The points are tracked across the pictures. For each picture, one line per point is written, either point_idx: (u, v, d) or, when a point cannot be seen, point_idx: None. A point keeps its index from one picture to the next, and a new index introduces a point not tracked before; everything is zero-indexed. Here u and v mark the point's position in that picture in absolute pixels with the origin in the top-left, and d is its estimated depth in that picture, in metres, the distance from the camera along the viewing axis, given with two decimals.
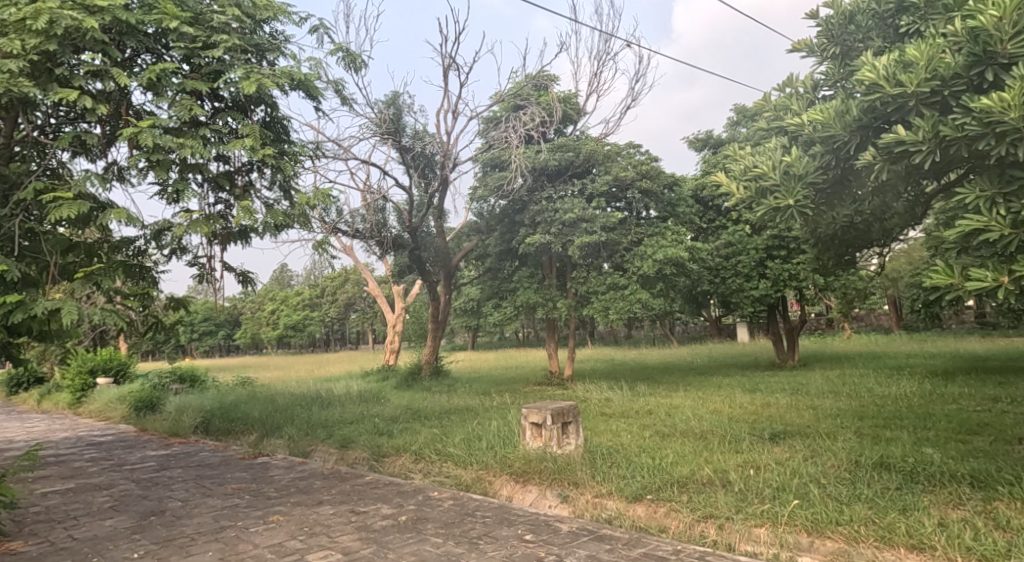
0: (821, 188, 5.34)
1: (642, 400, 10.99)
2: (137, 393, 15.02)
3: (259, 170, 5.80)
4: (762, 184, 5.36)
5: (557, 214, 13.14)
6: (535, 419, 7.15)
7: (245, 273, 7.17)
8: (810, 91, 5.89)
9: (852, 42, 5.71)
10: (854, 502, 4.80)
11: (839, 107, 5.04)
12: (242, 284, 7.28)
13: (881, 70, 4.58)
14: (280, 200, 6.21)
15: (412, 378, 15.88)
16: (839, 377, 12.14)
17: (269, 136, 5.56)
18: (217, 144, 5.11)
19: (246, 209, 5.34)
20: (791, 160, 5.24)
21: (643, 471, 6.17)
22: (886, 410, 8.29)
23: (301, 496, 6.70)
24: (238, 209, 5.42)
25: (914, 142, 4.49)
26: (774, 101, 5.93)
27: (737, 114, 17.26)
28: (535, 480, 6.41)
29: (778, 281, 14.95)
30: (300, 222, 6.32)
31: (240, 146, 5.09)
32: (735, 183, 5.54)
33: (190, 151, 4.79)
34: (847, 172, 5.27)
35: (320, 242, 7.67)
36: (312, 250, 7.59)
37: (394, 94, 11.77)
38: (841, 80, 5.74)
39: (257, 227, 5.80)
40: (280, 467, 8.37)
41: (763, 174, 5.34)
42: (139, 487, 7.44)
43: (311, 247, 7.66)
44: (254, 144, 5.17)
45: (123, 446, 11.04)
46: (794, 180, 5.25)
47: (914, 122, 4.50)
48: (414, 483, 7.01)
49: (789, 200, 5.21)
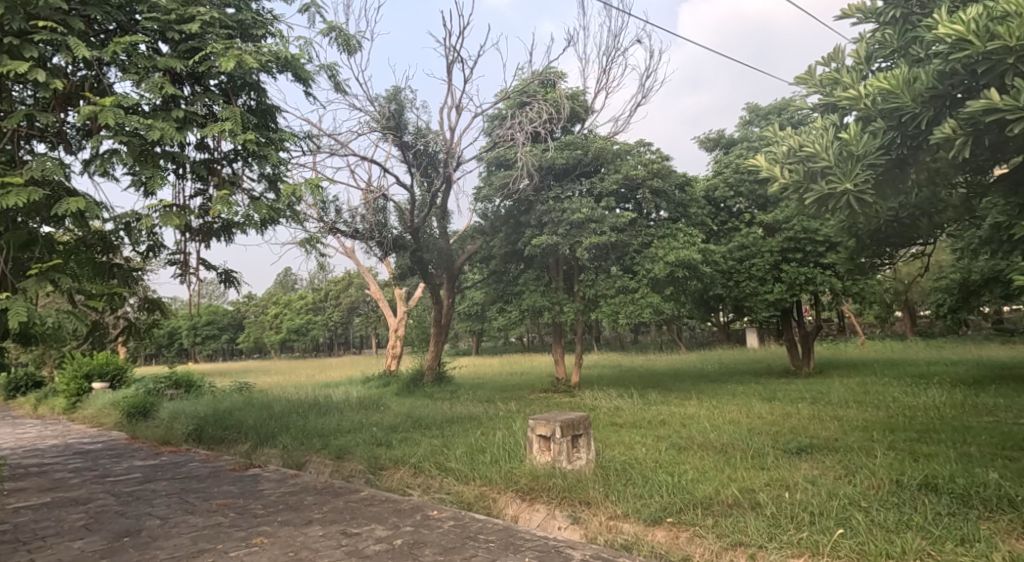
0: (877, 170, 4.89)
1: (655, 409, 10.46)
2: (131, 398, 14.57)
3: (242, 160, 5.31)
4: (813, 165, 5.10)
5: (565, 215, 12.60)
6: (543, 432, 6.64)
7: (231, 272, 6.70)
8: (862, 62, 5.53)
9: (913, 6, 5.35)
10: (904, 531, 4.30)
11: (906, 75, 4.66)
12: (224, 284, 6.77)
13: (972, 22, 4.19)
14: (266, 191, 5.72)
15: (414, 385, 15.36)
16: (861, 385, 11.57)
17: (252, 122, 5.07)
18: (194, 127, 4.62)
19: (225, 201, 4.83)
20: (849, 139, 4.90)
21: (662, 490, 5.67)
22: (918, 423, 7.73)
23: (290, 514, 6.20)
24: (217, 202, 4.92)
25: (1012, 109, 4.06)
26: (820, 75, 5.54)
27: (749, 113, 16.75)
28: (542, 499, 5.91)
29: (794, 285, 14.18)
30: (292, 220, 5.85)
31: (219, 131, 4.58)
32: (779, 166, 5.34)
33: (160, 135, 4.28)
34: (915, 150, 4.88)
35: (309, 240, 7.15)
36: (301, 250, 7.10)
37: (395, 89, 11.32)
38: (899, 51, 5.40)
39: (240, 222, 5.32)
40: (271, 480, 7.85)
41: (813, 154, 5.10)
42: (118, 501, 6.94)
43: (300, 247, 7.14)
44: (235, 129, 4.65)
45: (111, 455, 10.55)
46: (851, 160, 4.94)
47: (1013, 85, 4.07)
48: (413, 500, 6.49)
49: (846, 183, 4.89)
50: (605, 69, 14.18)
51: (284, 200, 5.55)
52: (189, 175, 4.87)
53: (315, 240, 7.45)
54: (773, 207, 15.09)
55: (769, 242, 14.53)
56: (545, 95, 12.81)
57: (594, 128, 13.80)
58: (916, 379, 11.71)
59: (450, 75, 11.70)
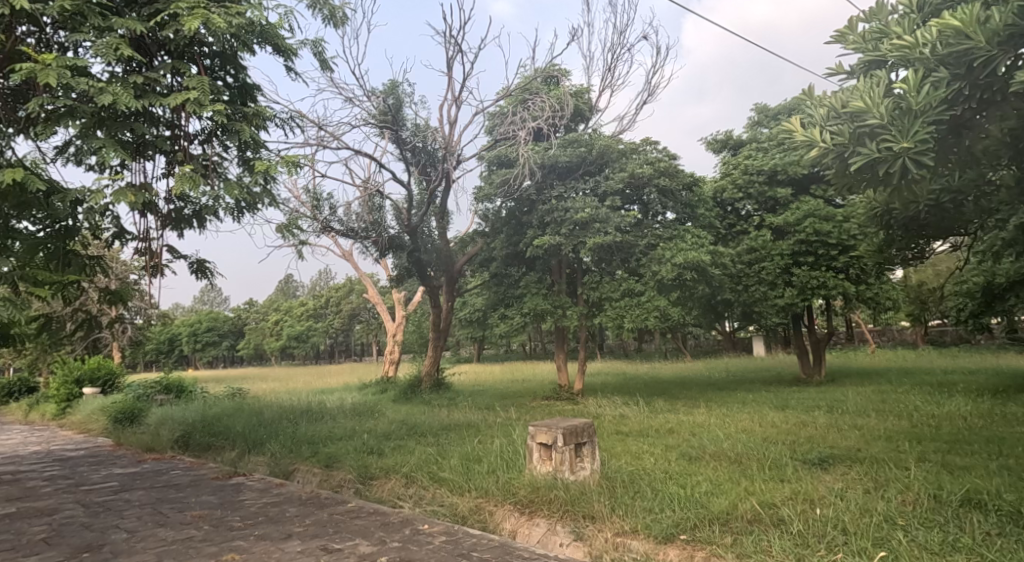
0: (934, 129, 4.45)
1: (662, 417, 9.94)
2: (119, 404, 14.11)
3: (214, 138, 4.93)
4: (863, 122, 4.68)
5: (568, 214, 12.16)
6: (543, 440, 6.15)
7: (202, 262, 6.37)
8: (913, 12, 5.23)
9: None
10: (951, 555, 3.85)
11: (977, 14, 4.35)
12: (197, 275, 6.42)
13: None
14: (242, 174, 5.31)
15: (411, 392, 14.86)
16: (878, 394, 11.04)
17: (223, 92, 4.68)
18: (154, 95, 4.29)
19: (194, 182, 4.50)
20: (909, 86, 4.54)
21: (673, 504, 5.16)
22: (945, 433, 7.22)
23: (268, 527, 5.71)
24: (180, 180, 4.50)
25: None
26: (864, 30, 5.26)
27: (758, 114, 16.27)
28: (542, 513, 5.40)
29: (805, 290, 13.69)
30: (273, 204, 5.46)
31: (181, 98, 4.21)
32: (820, 130, 4.96)
33: (111, 100, 3.95)
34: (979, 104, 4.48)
35: (289, 226, 6.72)
36: (280, 237, 6.65)
37: (393, 83, 10.87)
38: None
39: (211, 206, 4.90)
40: (254, 490, 7.36)
41: (864, 108, 4.67)
42: (85, 513, 6.47)
43: (280, 233, 6.69)
44: (201, 97, 4.27)
45: (91, 462, 10.06)
46: (908, 116, 4.56)
47: None
48: (402, 513, 5.98)
49: (903, 143, 4.49)
50: (610, 66, 13.79)
51: (258, 181, 5.17)
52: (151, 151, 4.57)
53: (295, 227, 7.01)
54: (783, 209, 14.64)
55: (779, 244, 14.05)
56: (549, 93, 12.34)
57: (599, 126, 13.38)
58: (935, 387, 11.19)
59: (450, 69, 11.24)
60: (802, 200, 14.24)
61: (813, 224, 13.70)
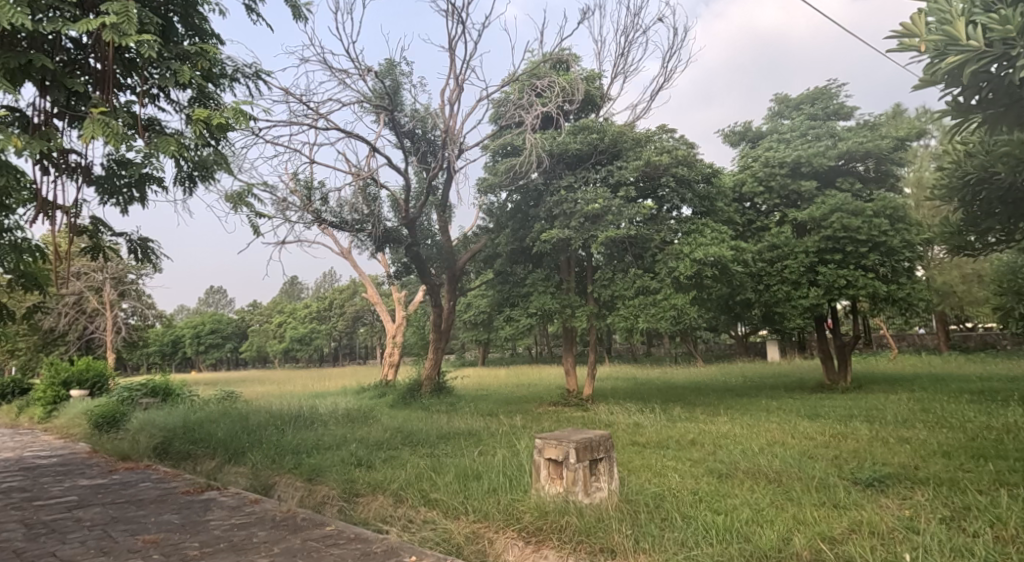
0: None
1: (681, 426, 9.04)
2: (100, 407, 13.26)
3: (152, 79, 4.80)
4: None
5: (578, 206, 11.25)
6: (552, 455, 5.29)
7: (145, 244, 6.16)
8: None
9: None
10: None
11: None
12: (136, 251, 6.17)
13: None
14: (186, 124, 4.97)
15: (410, 396, 14.00)
16: (917, 402, 10.09)
17: (154, 23, 4.49)
18: (55, 16, 4.28)
19: (113, 134, 4.17)
20: None
21: (711, 537, 4.30)
22: (1013, 448, 6.33)
23: (228, 557, 4.84)
24: (92, 125, 4.14)
25: None
26: None
27: (778, 105, 15.25)
28: (553, 544, 4.51)
29: (831, 290, 12.78)
30: (225, 167, 4.94)
31: (91, 23, 4.07)
32: (965, 20, 4.22)
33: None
34: None
35: (238, 195, 5.93)
36: (232, 204, 5.94)
37: (389, 62, 10.04)
38: None
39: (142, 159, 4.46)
40: (224, 508, 6.47)
41: None
42: (24, 536, 5.63)
43: (230, 203, 5.87)
44: (115, 20, 4.11)
45: (59, 472, 9.21)
46: None
47: None
48: (387, 541, 5.05)
49: None
50: (622, 52, 12.95)
51: (202, 139, 4.73)
52: (59, 92, 4.60)
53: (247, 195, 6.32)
54: (807, 203, 13.76)
55: (803, 242, 13.17)
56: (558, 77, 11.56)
57: (611, 115, 12.54)
58: (977, 395, 10.26)
59: (453, 47, 10.37)
60: (829, 194, 13.27)
61: (841, 219, 12.71)
